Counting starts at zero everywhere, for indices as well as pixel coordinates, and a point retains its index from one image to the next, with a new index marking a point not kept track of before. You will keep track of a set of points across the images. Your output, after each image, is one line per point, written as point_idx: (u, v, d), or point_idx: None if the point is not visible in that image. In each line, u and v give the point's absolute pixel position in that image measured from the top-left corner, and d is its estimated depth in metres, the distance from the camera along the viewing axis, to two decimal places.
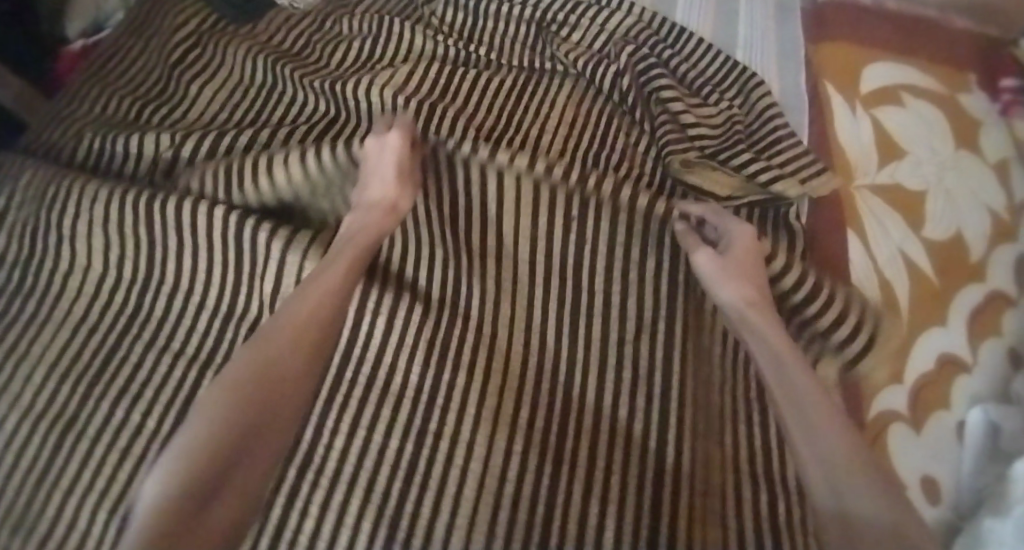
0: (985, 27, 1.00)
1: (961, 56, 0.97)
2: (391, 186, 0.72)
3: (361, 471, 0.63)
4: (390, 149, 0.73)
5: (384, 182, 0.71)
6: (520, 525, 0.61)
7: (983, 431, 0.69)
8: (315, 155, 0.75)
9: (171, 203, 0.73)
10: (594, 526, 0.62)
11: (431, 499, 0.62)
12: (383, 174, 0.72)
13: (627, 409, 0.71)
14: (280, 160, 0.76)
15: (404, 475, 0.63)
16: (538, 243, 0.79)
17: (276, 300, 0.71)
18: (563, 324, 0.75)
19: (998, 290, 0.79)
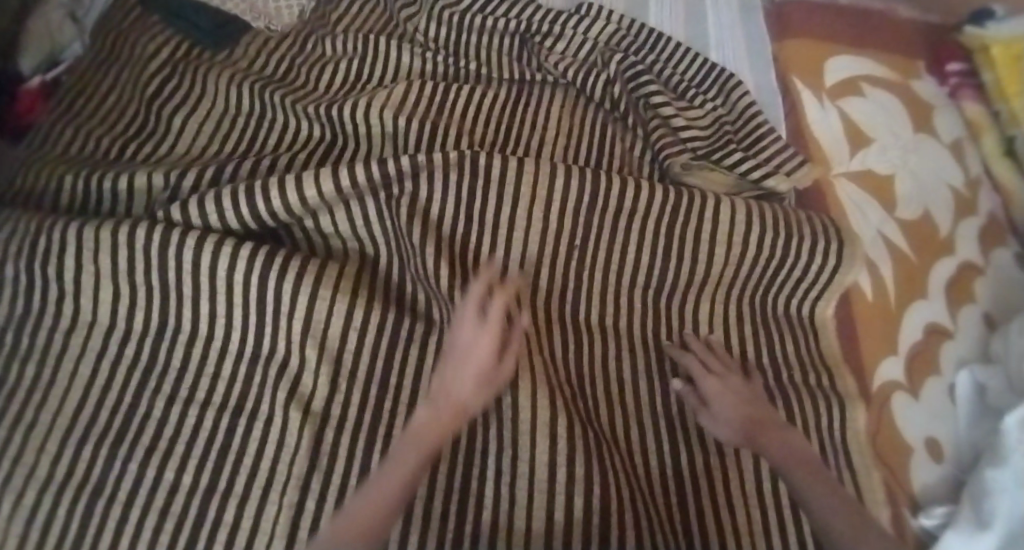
0: (920, 17, 1.09)
1: (907, 47, 1.05)
2: (486, 385, 0.62)
3: (417, 499, 0.62)
4: (487, 389, 0.62)
5: (476, 399, 0.61)
6: (584, 530, 0.62)
7: (973, 391, 0.77)
8: (331, 183, 0.72)
9: (181, 248, 0.70)
10: (652, 523, 0.64)
11: (489, 514, 0.63)
12: (470, 373, 0.61)
13: (661, 406, 0.73)
14: (289, 186, 0.72)
15: (460, 494, 0.63)
16: (555, 249, 0.78)
17: (306, 338, 0.70)
18: (587, 331, 0.77)
19: (967, 261, 0.86)
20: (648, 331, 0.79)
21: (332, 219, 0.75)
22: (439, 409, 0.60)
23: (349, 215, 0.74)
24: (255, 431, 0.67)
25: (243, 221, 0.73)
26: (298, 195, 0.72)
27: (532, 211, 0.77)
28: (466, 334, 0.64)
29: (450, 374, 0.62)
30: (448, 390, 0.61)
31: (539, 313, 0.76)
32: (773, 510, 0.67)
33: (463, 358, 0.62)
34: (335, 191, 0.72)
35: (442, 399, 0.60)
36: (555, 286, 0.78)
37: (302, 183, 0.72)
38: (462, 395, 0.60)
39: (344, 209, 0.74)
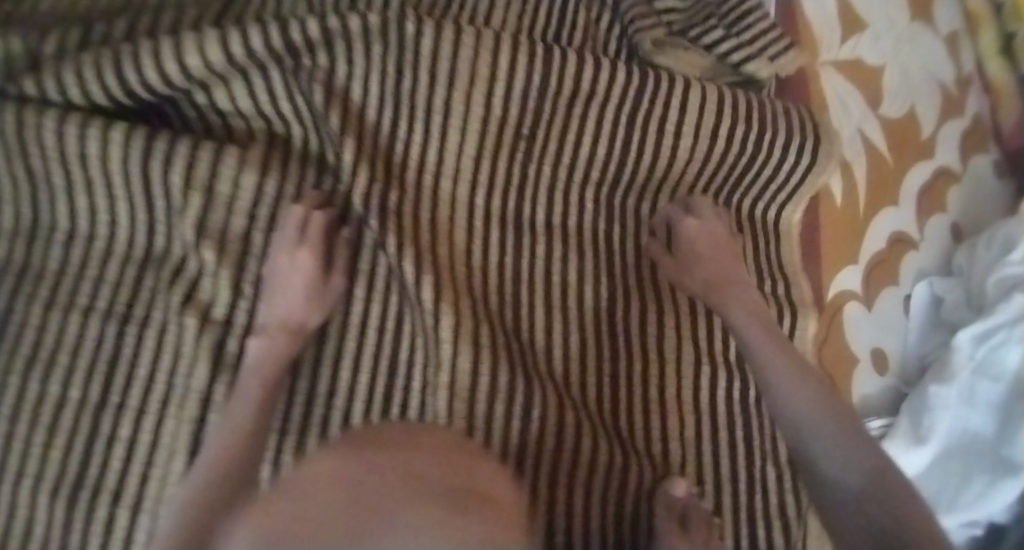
0: None
1: None
2: (319, 303, 0.59)
3: (333, 409, 0.59)
4: (319, 298, 0.59)
5: (309, 312, 0.58)
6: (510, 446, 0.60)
7: (928, 303, 0.74)
8: (224, 46, 0.58)
9: (39, 127, 0.57)
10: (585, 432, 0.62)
11: (413, 427, 0.59)
12: (295, 292, 0.58)
13: (608, 315, 0.68)
14: (169, 49, 0.58)
15: (382, 404, 0.60)
16: (496, 136, 0.66)
17: (201, 237, 0.59)
18: (537, 231, 0.67)
19: (944, 166, 0.80)
20: (601, 233, 0.70)
21: (227, 95, 0.61)
22: (273, 341, 0.57)
23: (247, 87, 0.61)
24: (148, 342, 0.58)
25: (112, 98, 0.59)
26: (179, 67, 0.58)
27: (470, 90, 0.64)
28: (283, 255, 0.59)
29: (277, 299, 0.58)
30: (278, 317, 0.58)
31: (477, 211, 0.66)
32: (708, 421, 0.66)
33: (285, 282, 0.58)
34: (226, 62, 0.59)
35: (272, 329, 0.57)
36: (498, 181, 0.67)
37: (182, 50, 0.58)
38: (293, 314, 0.58)
39: (241, 80, 0.60)
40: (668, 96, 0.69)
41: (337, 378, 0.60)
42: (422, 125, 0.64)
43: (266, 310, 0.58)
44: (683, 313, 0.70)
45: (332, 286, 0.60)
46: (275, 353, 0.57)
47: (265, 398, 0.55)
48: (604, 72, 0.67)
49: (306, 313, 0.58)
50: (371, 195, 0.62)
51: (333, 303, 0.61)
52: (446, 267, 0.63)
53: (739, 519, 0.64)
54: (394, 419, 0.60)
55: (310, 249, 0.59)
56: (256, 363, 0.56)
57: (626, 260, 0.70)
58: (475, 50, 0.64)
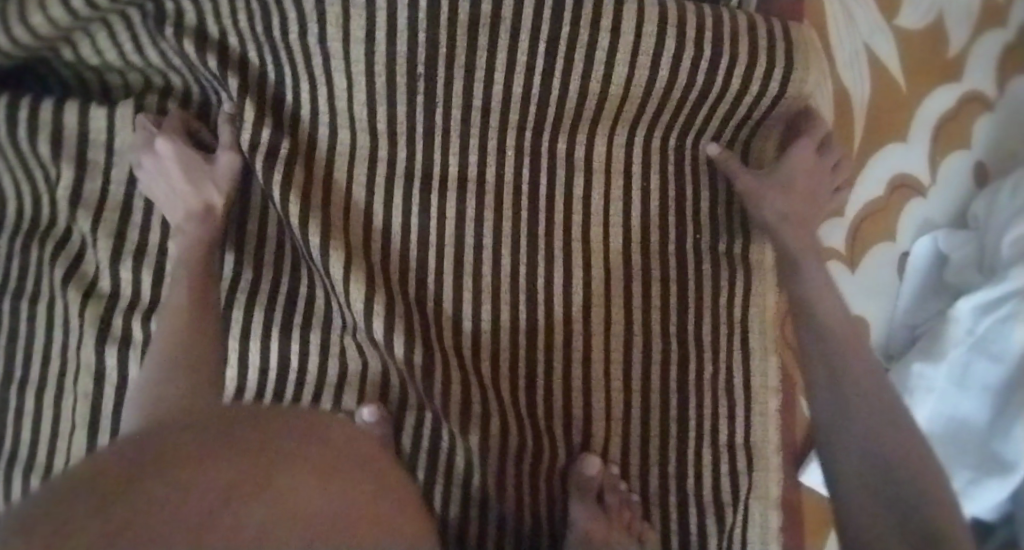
0: None
1: None
2: (210, 180, 0.56)
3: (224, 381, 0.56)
4: (209, 178, 0.56)
5: (205, 192, 0.55)
6: (410, 418, 0.57)
7: (930, 262, 0.62)
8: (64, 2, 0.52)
9: None
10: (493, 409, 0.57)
11: (309, 396, 0.57)
12: (176, 175, 0.55)
13: (530, 278, 0.60)
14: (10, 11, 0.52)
15: (276, 372, 0.57)
16: (388, 74, 0.57)
17: (79, 209, 0.57)
18: (447, 185, 0.59)
19: (972, 90, 0.66)
20: (524, 184, 0.60)
21: (91, 47, 0.57)
22: (188, 232, 0.54)
23: (107, 32, 0.56)
24: (40, 318, 0.57)
25: None
26: (22, 25, 0.52)
27: (344, 23, 0.54)
28: (146, 159, 0.55)
29: (173, 195, 0.55)
30: (183, 209, 0.55)
31: (378, 164, 0.59)
32: (638, 394, 0.59)
33: (170, 181, 0.55)
34: (69, 16, 0.52)
35: (185, 219, 0.55)
36: (398, 129, 0.58)
37: (24, 6, 0.52)
38: (192, 196, 0.55)
39: (101, 28, 0.55)
40: (597, 15, 0.56)
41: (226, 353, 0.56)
42: (304, 67, 0.56)
43: (172, 214, 0.56)
44: (611, 275, 0.61)
45: (217, 162, 0.56)
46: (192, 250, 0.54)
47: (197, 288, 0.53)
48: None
49: (202, 194, 0.55)
50: (258, 155, 0.56)
51: (229, 180, 0.57)
52: (340, 229, 0.57)
53: (668, 498, 0.58)
54: (290, 389, 0.57)
55: (172, 133, 0.56)
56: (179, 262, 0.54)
57: (554, 213, 0.61)
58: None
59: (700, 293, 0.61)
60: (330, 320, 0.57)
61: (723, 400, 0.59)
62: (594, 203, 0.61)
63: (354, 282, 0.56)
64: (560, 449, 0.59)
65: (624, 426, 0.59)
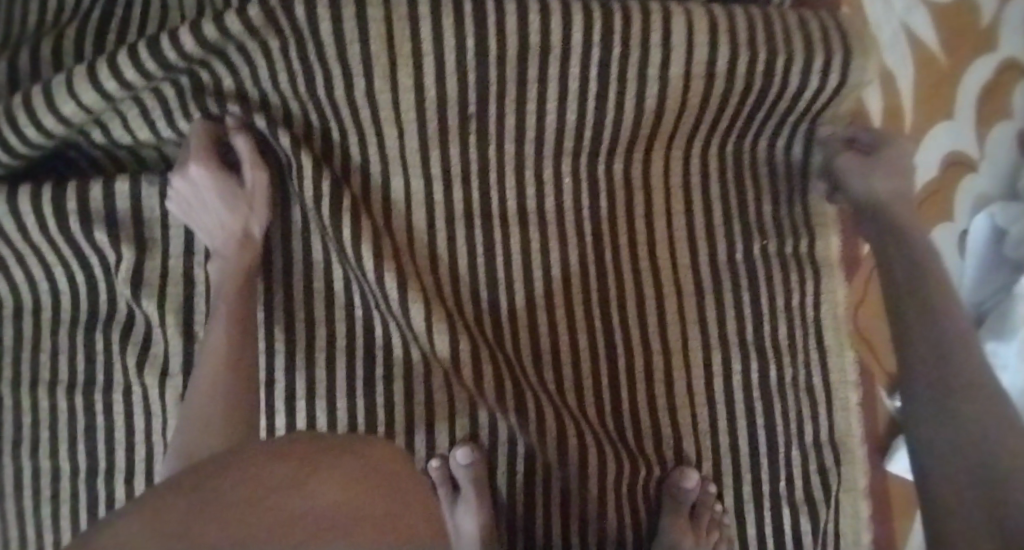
0: None
1: None
2: (245, 204, 0.54)
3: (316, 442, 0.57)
4: (244, 202, 0.54)
5: (242, 218, 0.54)
6: (504, 453, 0.58)
7: (988, 239, 0.62)
8: (93, 85, 0.49)
9: None
10: (588, 439, 0.58)
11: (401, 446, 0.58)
12: (212, 199, 0.52)
13: (601, 299, 0.60)
14: (40, 101, 0.50)
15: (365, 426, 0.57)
16: (439, 116, 0.55)
17: (142, 293, 0.55)
18: (508, 218, 0.59)
19: (1013, 55, 0.66)
20: (584, 207, 0.60)
21: (123, 126, 0.53)
22: (227, 262, 0.54)
23: (140, 109, 0.53)
24: (116, 406, 0.56)
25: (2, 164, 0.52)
26: (54, 116, 0.50)
27: (393, 70, 0.53)
28: (176, 179, 0.52)
29: (208, 220, 0.53)
30: (219, 235, 0.54)
31: (438, 207, 0.58)
32: (720, 402, 0.60)
33: (207, 207, 0.53)
34: (102, 100, 0.50)
35: (220, 243, 0.54)
36: (454, 169, 0.57)
37: (54, 98, 0.50)
38: (230, 222, 0.53)
39: (133, 107, 0.53)
40: (645, 33, 0.54)
41: (314, 412, 0.57)
42: (353, 121, 0.54)
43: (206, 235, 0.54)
44: (680, 289, 0.61)
45: (249, 181, 0.54)
46: (232, 282, 0.53)
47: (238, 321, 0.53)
48: (560, 15, 0.53)
49: (240, 222, 0.53)
50: (319, 215, 0.55)
51: (263, 200, 0.55)
52: (414, 277, 0.56)
53: (759, 497, 0.60)
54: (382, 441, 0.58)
55: (207, 155, 0.52)
56: (218, 291, 0.54)
57: (618, 234, 0.60)
58: (390, 28, 0.51)
59: (767, 294, 0.62)
60: (410, 368, 0.58)
61: (799, 396, 0.61)
62: (654, 217, 0.61)
63: (435, 329, 0.56)
64: (654, 470, 0.59)
65: (711, 435, 0.60)
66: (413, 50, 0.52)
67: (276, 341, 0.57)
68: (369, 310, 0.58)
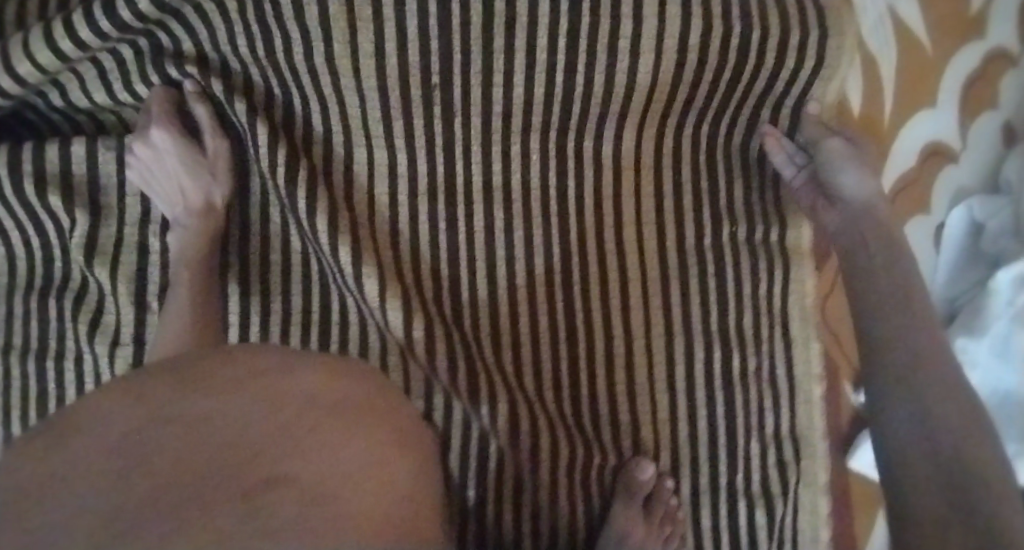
0: None
1: None
2: (207, 171, 0.53)
3: None
4: (205, 169, 0.53)
5: (204, 187, 0.53)
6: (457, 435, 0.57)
7: (965, 232, 0.61)
8: (48, 44, 0.49)
9: None
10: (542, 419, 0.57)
11: None
12: (174, 168, 0.52)
13: (565, 281, 0.59)
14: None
15: None
16: (402, 87, 0.54)
17: (95, 259, 0.55)
18: (472, 195, 0.58)
19: (1000, 44, 0.63)
20: (551, 186, 0.59)
21: (82, 89, 0.53)
22: (187, 229, 0.53)
23: (99, 72, 0.52)
24: (68, 373, 0.56)
25: None
26: (10, 76, 0.49)
27: (354, 36, 0.51)
28: (140, 148, 0.52)
29: (169, 188, 0.53)
30: (180, 204, 0.53)
31: (401, 181, 0.57)
32: (682, 389, 0.59)
33: (171, 174, 0.52)
34: (58, 60, 0.50)
35: (181, 213, 0.53)
36: (417, 143, 0.56)
37: (9, 57, 0.49)
38: (191, 191, 0.53)
39: (91, 67, 0.52)
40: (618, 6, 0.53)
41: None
42: (313, 90, 0.53)
43: (167, 206, 0.54)
44: (645, 275, 0.60)
45: (210, 150, 0.54)
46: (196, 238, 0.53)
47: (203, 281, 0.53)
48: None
49: (202, 190, 0.53)
50: (275, 186, 0.54)
51: (226, 168, 0.54)
52: (373, 250, 0.55)
53: (716, 487, 0.59)
54: None
55: (170, 123, 0.52)
56: (178, 259, 0.53)
57: (583, 215, 0.59)
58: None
59: (735, 281, 0.60)
60: (366, 344, 0.57)
61: (762, 387, 0.60)
62: (621, 199, 0.60)
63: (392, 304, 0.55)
64: (609, 458, 0.58)
65: (671, 423, 0.59)
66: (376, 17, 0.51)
67: (229, 314, 0.56)
68: (327, 284, 0.57)
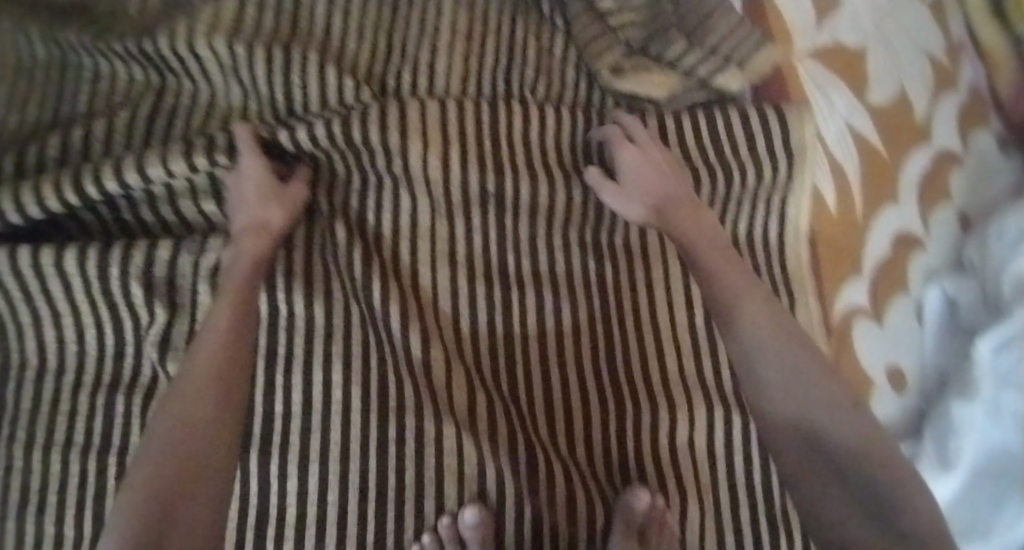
0: None
1: None
2: (275, 202, 0.59)
3: (326, 506, 0.57)
4: (276, 201, 0.59)
5: (266, 213, 0.59)
6: (511, 510, 0.59)
7: (941, 309, 0.69)
8: (187, 157, 0.59)
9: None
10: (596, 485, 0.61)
11: (411, 506, 0.58)
12: (249, 192, 0.59)
13: (605, 354, 0.65)
14: (131, 162, 0.58)
15: (376, 489, 0.57)
16: (462, 186, 0.65)
17: (168, 358, 0.58)
18: (521, 280, 0.65)
19: (944, 149, 0.76)
20: (590, 272, 0.67)
21: (192, 196, 0.62)
22: (240, 247, 0.58)
23: (212, 185, 0.62)
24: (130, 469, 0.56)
25: (68, 203, 0.58)
26: (138, 175, 0.58)
27: (425, 149, 0.64)
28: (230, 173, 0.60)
29: (242, 206, 0.59)
30: (246, 221, 0.59)
31: (460, 263, 0.65)
32: (721, 455, 0.64)
33: (248, 194, 0.59)
34: (189, 171, 0.60)
35: (243, 230, 0.58)
36: (473, 235, 0.65)
37: (143, 161, 0.58)
38: (258, 213, 0.59)
39: (206, 181, 0.62)
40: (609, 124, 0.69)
41: (327, 472, 0.57)
42: (393, 198, 0.64)
43: (234, 221, 0.59)
44: (667, 353, 0.66)
45: (287, 191, 0.61)
46: (242, 266, 0.57)
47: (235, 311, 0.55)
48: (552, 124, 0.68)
49: (264, 213, 0.59)
50: (354, 282, 0.62)
51: (292, 211, 0.60)
52: (434, 328, 0.62)
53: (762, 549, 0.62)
54: (393, 502, 0.58)
55: (260, 154, 0.60)
56: (229, 278, 0.56)
57: (609, 301, 0.67)
58: (424, 140, 0.64)
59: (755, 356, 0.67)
60: (423, 423, 0.59)
61: None
62: (647, 285, 0.68)
63: (453, 371, 0.62)
64: None
65: (705, 489, 0.63)
66: (445, 142, 0.65)
67: (292, 404, 0.58)
68: (394, 368, 0.60)
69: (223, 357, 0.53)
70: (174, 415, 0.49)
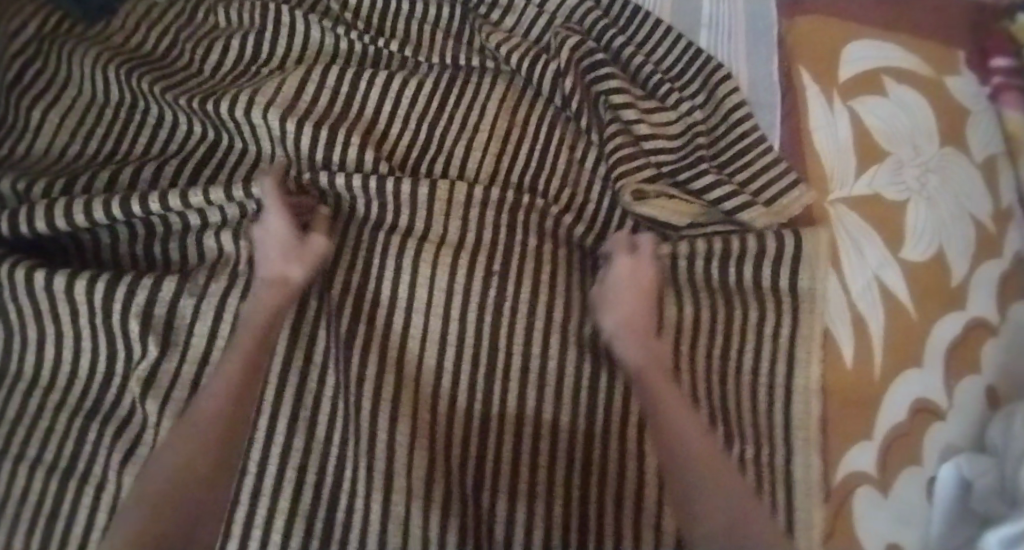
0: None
1: (944, 36, 0.88)
2: (297, 259, 0.60)
3: None
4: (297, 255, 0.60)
5: (286, 266, 0.59)
6: None
7: (955, 489, 0.63)
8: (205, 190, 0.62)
9: (22, 271, 0.60)
10: None
11: None
12: (272, 247, 0.60)
13: (581, 473, 0.62)
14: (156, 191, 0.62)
15: None
16: (467, 278, 0.66)
17: (150, 393, 0.59)
18: (508, 379, 0.64)
19: (978, 319, 0.72)
20: (582, 384, 0.65)
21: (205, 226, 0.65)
22: (259, 299, 0.58)
23: (222, 218, 0.65)
24: (85, 499, 0.56)
25: (92, 221, 0.61)
26: (159, 202, 0.62)
27: (440, 244, 0.67)
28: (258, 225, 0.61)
29: (266, 258, 0.60)
30: (268, 274, 0.59)
31: (450, 349, 0.64)
32: None
33: (265, 255, 0.60)
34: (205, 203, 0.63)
35: (262, 283, 0.59)
36: (468, 326, 0.65)
37: (167, 194, 0.62)
38: (280, 267, 0.59)
39: (219, 214, 0.64)
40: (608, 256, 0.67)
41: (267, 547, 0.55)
42: (398, 280, 0.65)
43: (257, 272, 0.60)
44: (647, 484, 0.62)
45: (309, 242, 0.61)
46: (258, 315, 0.57)
47: (249, 360, 0.54)
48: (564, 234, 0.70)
49: (284, 267, 0.59)
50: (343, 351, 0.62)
51: (314, 260, 0.61)
52: (410, 410, 0.61)
53: None
54: None
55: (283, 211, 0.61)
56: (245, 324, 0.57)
57: (596, 417, 0.64)
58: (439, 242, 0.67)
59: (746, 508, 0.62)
60: (374, 507, 0.56)
61: None
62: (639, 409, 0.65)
63: (416, 458, 0.58)
64: None
65: None
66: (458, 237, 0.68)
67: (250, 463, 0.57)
68: (361, 446, 0.58)
69: (235, 387, 0.53)
70: (188, 432, 0.50)
